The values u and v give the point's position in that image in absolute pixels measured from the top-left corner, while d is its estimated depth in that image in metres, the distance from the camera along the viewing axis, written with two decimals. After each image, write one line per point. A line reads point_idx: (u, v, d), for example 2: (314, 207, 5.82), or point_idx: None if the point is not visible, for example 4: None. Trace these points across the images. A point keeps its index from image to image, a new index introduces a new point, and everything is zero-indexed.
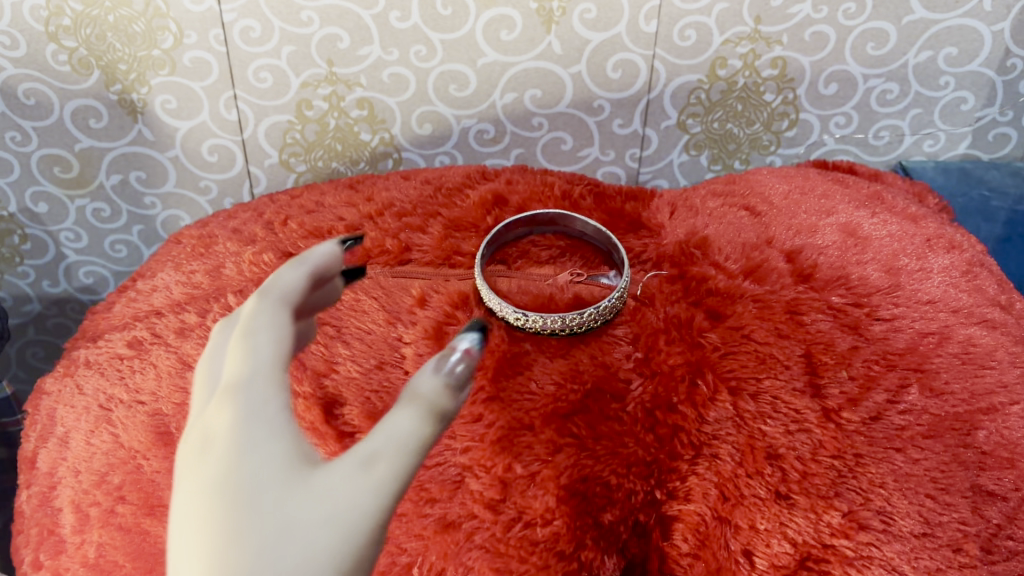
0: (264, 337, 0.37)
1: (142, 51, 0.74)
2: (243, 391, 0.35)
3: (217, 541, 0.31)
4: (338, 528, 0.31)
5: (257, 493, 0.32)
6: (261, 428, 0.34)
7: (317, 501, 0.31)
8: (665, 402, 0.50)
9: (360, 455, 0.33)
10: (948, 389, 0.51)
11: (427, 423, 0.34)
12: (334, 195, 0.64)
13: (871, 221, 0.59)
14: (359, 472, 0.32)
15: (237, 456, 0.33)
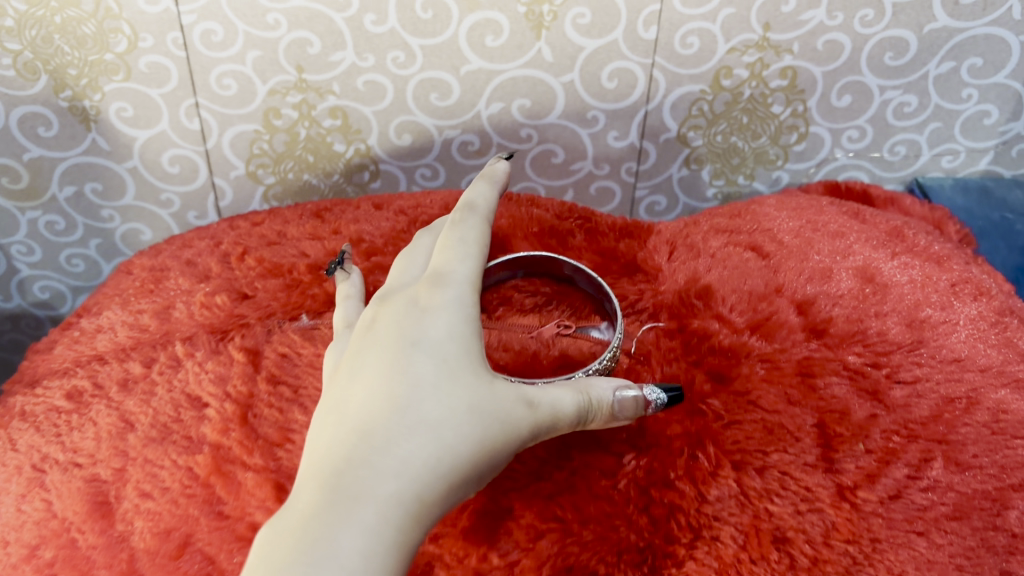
0: (463, 253, 0.46)
1: (93, 55, 0.68)
2: (464, 279, 0.45)
3: (400, 392, 0.39)
4: (485, 454, 0.38)
5: (446, 371, 0.40)
6: (459, 321, 0.42)
7: (478, 414, 0.39)
8: (661, 478, 0.44)
9: (531, 392, 0.40)
10: (976, 463, 0.46)
11: (581, 412, 0.41)
12: (298, 226, 0.58)
13: (890, 265, 0.54)
14: (519, 408, 0.40)
15: (445, 336, 0.41)
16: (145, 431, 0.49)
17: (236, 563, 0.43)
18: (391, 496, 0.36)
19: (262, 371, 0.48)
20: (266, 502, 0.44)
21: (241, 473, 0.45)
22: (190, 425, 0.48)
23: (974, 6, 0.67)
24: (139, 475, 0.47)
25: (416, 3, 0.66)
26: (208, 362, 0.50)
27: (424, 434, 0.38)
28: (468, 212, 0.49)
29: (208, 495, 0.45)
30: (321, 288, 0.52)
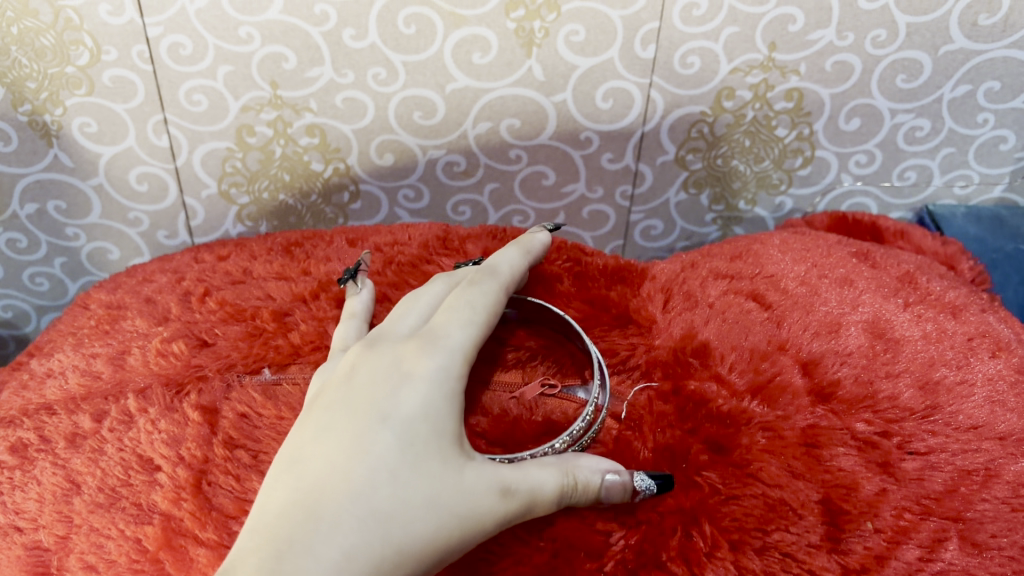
0: (463, 320, 0.40)
1: (53, 68, 0.64)
2: (456, 346, 0.39)
3: (358, 470, 0.34)
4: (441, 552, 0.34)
5: (415, 457, 0.35)
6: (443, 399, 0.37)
7: (442, 507, 0.34)
8: (651, 560, 0.41)
9: (508, 479, 0.35)
10: (994, 544, 0.42)
11: (560, 494, 0.36)
12: (265, 263, 0.54)
13: (903, 317, 0.50)
14: (492, 500, 0.35)
15: (421, 415, 0.36)
16: (92, 496, 0.45)
17: None
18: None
19: (219, 434, 0.44)
20: None
21: (191, 550, 0.41)
22: (139, 492, 0.44)
23: (992, 28, 0.63)
24: (83, 545, 0.43)
25: (398, 18, 0.62)
26: (161, 419, 0.46)
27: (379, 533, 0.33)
28: (491, 275, 0.45)
29: (156, 571, 0.41)
30: (285, 339, 0.48)
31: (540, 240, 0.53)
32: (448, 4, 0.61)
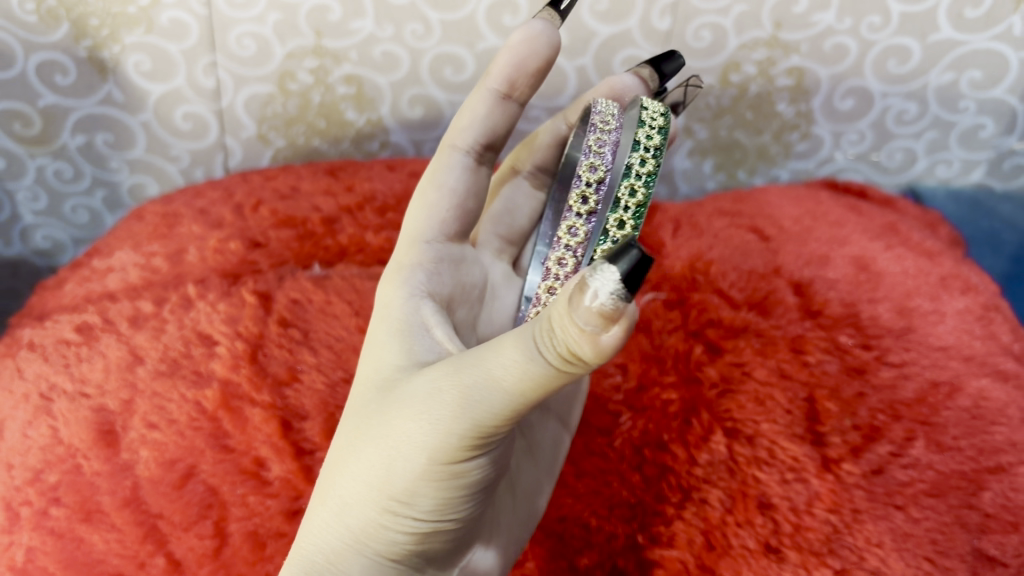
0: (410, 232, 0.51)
1: (116, 7, 0.69)
2: (414, 240, 0.51)
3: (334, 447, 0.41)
4: (401, 479, 0.36)
5: (371, 414, 0.40)
6: (395, 349, 0.42)
7: (385, 443, 0.37)
8: (655, 440, 0.48)
9: (441, 388, 0.35)
10: (955, 445, 0.48)
11: (513, 355, 0.32)
12: (311, 181, 0.60)
13: (886, 255, 0.56)
14: (423, 416, 0.35)
15: (371, 375, 0.42)
16: (154, 365, 0.50)
17: (239, 495, 0.45)
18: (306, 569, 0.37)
19: (273, 314, 0.50)
20: (272, 437, 0.45)
21: (248, 409, 0.46)
22: (199, 362, 0.49)
23: (977, 20, 0.69)
24: (146, 407, 0.48)
25: None
26: (220, 303, 0.51)
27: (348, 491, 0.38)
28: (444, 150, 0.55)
29: (213, 428, 0.47)
30: (334, 240, 0.55)
31: (518, 40, 0.51)
32: None
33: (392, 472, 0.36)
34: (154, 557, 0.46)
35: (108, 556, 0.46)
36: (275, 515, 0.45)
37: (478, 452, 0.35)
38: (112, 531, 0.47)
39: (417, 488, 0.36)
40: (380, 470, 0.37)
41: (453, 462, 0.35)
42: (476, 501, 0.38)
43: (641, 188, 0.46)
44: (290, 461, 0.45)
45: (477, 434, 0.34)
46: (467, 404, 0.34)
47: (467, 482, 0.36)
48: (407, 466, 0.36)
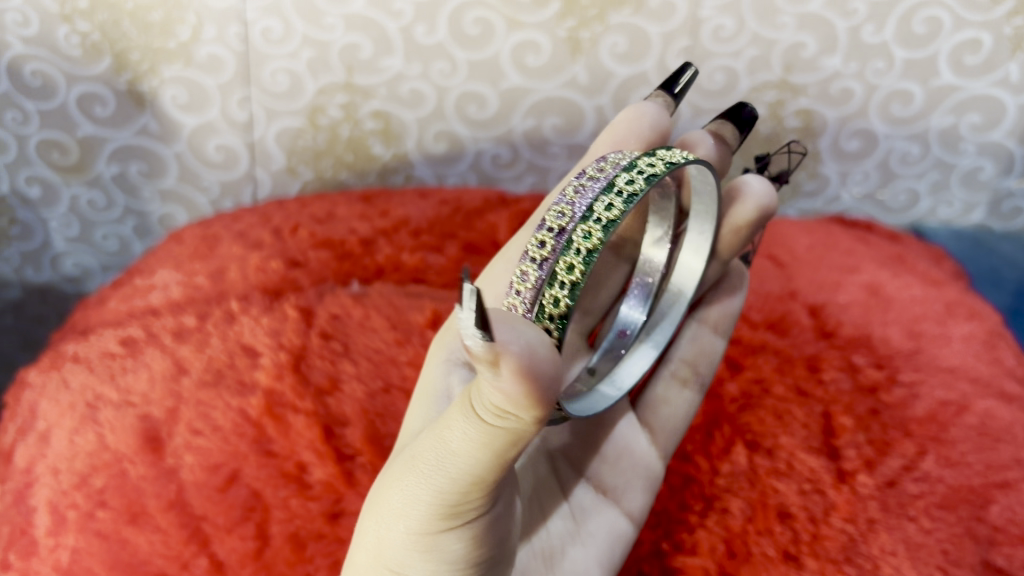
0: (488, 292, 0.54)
1: (157, 42, 0.72)
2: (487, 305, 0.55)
3: None
4: (390, 553, 0.36)
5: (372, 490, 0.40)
6: (421, 415, 0.45)
7: (371, 517, 0.37)
8: (680, 451, 0.51)
9: (413, 455, 0.35)
10: (964, 460, 0.50)
11: (462, 418, 0.32)
12: (346, 207, 0.63)
13: (894, 282, 0.59)
14: (399, 487, 0.35)
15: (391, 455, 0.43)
16: (199, 375, 0.52)
17: (281, 497, 0.47)
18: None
19: (315, 327, 0.53)
20: (315, 442, 0.48)
21: (291, 415, 0.49)
22: (243, 372, 0.51)
23: (976, 66, 0.73)
24: (191, 414, 0.50)
25: (465, 19, 0.71)
26: (263, 317, 0.54)
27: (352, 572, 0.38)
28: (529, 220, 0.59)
29: (257, 434, 0.49)
30: (372, 259, 0.59)
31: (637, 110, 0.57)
32: (510, 10, 0.71)
33: (383, 547, 0.36)
34: (197, 557, 0.47)
35: (153, 557, 0.48)
36: (316, 516, 0.47)
37: (458, 522, 0.34)
38: (156, 532, 0.48)
39: (407, 560, 0.36)
40: (371, 543, 0.37)
41: (434, 532, 0.35)
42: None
43: (597, 233, 0.42)
44: (333, 464, 0.47)
45: (448, 504, 0.33)
46: (431, 473, 0.33)
47: (454, 557, 0.35)
48: (390, 538, 0.36)
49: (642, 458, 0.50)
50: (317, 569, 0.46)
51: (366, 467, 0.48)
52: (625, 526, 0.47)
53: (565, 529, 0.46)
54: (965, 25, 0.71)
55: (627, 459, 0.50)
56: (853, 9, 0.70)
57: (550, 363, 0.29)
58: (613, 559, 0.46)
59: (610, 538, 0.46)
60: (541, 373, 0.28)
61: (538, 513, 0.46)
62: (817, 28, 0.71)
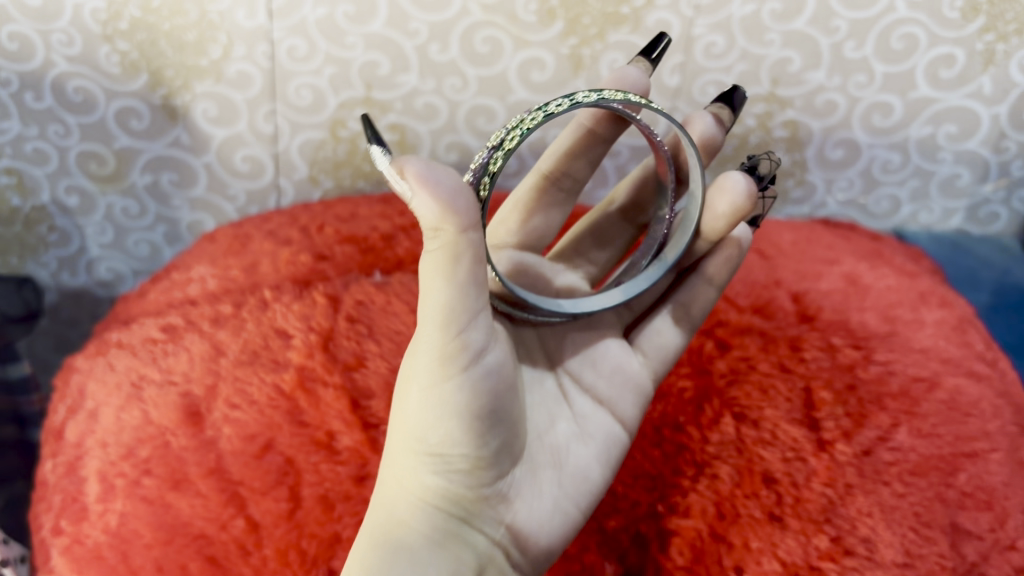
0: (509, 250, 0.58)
1: (190, 60, 0.78)
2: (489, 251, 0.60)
3: None
4: (412, 420, 0.45)
5: None
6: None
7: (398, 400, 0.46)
8: (673, 422, 0.56)
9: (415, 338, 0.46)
10: (934, 432, 0.55)
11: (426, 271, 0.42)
12: (368, 208, 0.69)
13: (871, 273, 0.65)
14: (411, 365, 0.45)
15: None
16: (236, 356, 0.57)
17: (313, 462, 0.52)
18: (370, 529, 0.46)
19: (342, 311, 0.58)
20: (343, 412, 0.53)
21: (321, 389, 0.54)
22: (276, 352, 0.57)
23: (951, 80, 0.79)
24: (228, 390, 0.55)
25: (476, 38, 0.77)
26: (294, 304, 0.59)
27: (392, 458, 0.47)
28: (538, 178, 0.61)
29: (290, 406, 0.54)
30: (393, 252, 0.64)
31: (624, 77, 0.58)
32: (517, 29, 0.76)
33: (409, 418, 0.45)
34: (234, 519, 0.52)
35: (194, 520, 0.53)
36: (344, 480, 0.52)
37: (455, 372, 0.43)
38: (197, 497, 0.53)
39: (419, 421, 0.45)
40: (398, 421, 0.46)
41: (433, 385, 0.43)
42: (486, 435, 0.45)
43: None
44: (360, 432, 0.53)
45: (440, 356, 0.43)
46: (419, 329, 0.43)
47: (456, 405, 0.44)
48: (407, 406, 0.45)
49: (633, 372, 0.56)
50: (344, 527, 0.51)
51: (388, 434, 0.53)
52: (618, 431, 0.53)
53: (569, 430, 0.52)
54: (939, 41, 0.76)
55: (619, 373, 0.55)
56: (835, 27, 0.76)
57: (460, 192, 0.39)
58: (611, 460, 0.52)
59: (608, 442, 0.52)
60: (453, 194, 0.38)
61: (546, 415, 0.52)
62: (802, 45, 0.77)
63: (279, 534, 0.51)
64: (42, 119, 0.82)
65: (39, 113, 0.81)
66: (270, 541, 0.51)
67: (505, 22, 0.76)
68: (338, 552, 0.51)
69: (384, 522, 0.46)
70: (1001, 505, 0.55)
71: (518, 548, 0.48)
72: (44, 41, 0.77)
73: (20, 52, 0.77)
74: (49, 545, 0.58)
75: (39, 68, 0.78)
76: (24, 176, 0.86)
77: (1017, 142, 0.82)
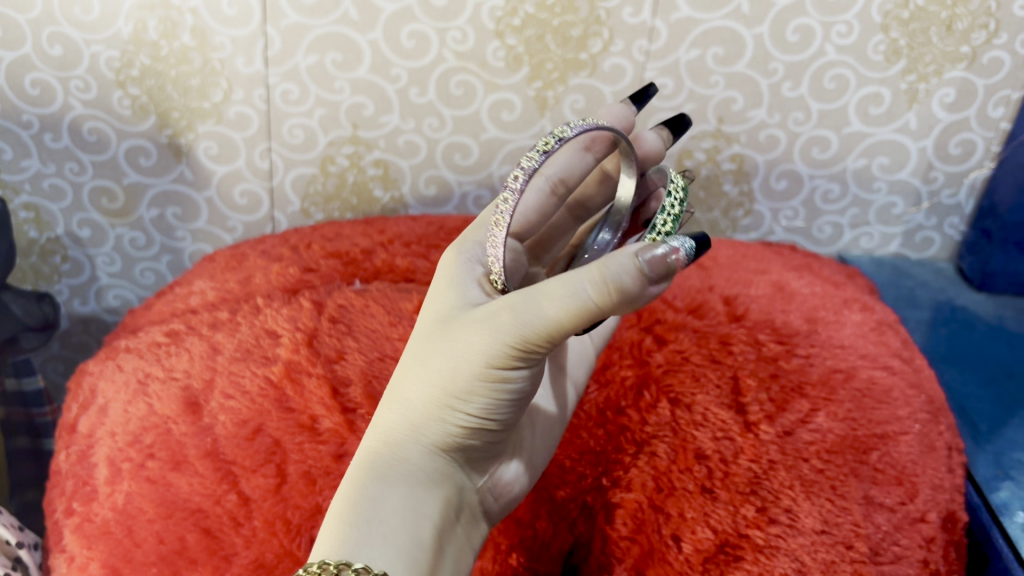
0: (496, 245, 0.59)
1: (194, 103, 0.86)
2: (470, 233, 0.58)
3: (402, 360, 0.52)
4: (458, 381, 0.47)
5: (433, 330, 0.50)
6: (441, 280, 0.55)
7: (450, 353, 0.48)
8: (615, 405, 0.62)
9: (496, 312, 0.46)
10: (850, 415, 0.63)
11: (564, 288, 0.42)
12: (350, 229, 0.80)
13: (797, 281, 0.75)
14: (481, 333, 0.46)
15: (434, 309, 0.53)
16: (231, 353, 0.65)
17: (297, 443, 0.59)
18: (374, 453, 0.48)
19: (325, 313, 0.67)
20: (325, 398, 0.60)
21: (305, 378, 0.61)
22: (267, 349, 0.64)
23: (880, 116, 0.88)
24: (224, 382, 0.63)
25: (451, 82, 0.86)
26: (283, 308, 0.68)
27: (410, 390, 0.49)
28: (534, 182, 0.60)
29: (278, 394, 0.61)
30: (371, 264, 0.74)
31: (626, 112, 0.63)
32: (488, 74, 0.85)
33: (455, 378, 0.47)
34: (228, 493, 0.58)
35: (192, 496, 0.59)
36: (325, 456, 0.58)
37: (520, 365, 0.46)
38: (195, 475, 0.59)
39: (471, 389, 0.47)
40: (444, 373, 0.48)
41: (500, 371, 0.46)
42: (511, 410, 0.49)
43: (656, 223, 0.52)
44: (339, 414, 0.59)
45: (520, 351, 0.45)
46: (516, 325, 0.44)
47: (506, 386, 0.47)
48: (462, 368, 0.47)
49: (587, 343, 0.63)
50: (326, 498, 0.57)
51: (365, 417, 0.60)
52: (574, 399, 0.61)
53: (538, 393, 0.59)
54: (867, 81, 0.85)
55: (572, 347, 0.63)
56: (772, 69, 0.84)
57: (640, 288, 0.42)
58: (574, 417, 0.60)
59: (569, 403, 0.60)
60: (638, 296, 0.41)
61: None
62: (744, 86, 0.86)
63: (267, 507, 0.57)
64: (59, 157, 0.90)
65: (56, 153, 0.90)
66: (258, 514, 0.57)
67: (477, 68, 0.85)
68: (319, 522, 0.57)
69: (389, 452, 0.48)
70: (911, 482, 0.61)
71: (489, 497, 0.53)
72: (63, 86, 0.85)
73: (41, 97, 0.86)
74: (61, 525, 0.65)
75: (58, 111, 0.87)
76: (41, 211, 0.94)
77: (943, 172, 0.91)
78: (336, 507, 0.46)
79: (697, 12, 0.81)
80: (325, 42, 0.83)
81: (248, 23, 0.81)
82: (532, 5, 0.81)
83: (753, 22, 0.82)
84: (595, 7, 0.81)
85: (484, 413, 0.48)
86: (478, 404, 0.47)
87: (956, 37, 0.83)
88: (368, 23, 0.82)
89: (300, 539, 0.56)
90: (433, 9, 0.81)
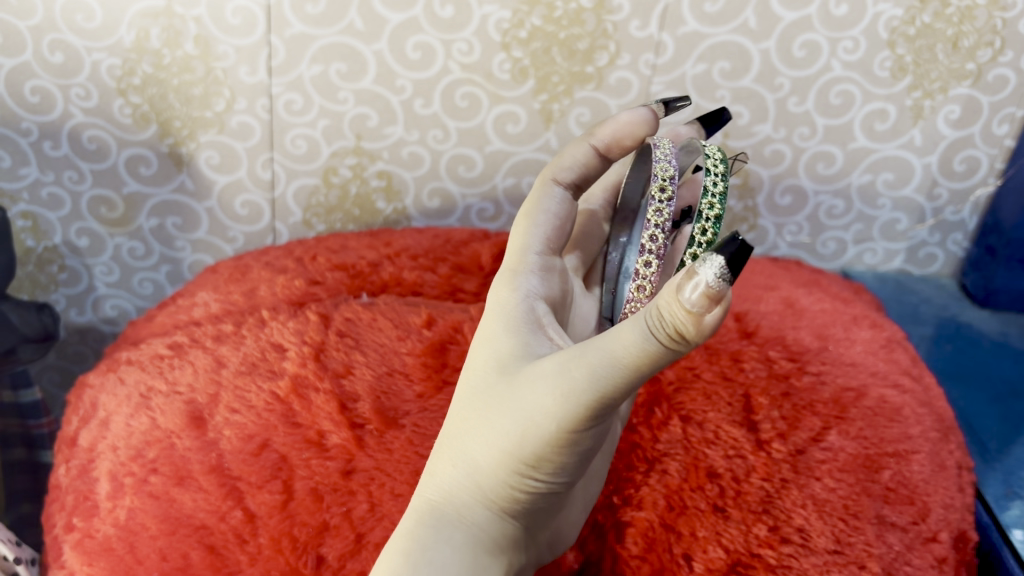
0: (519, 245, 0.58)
1: (196, 112, 0.86)
2: (519, 263, 0.56)
3: (459, 416, 0.50)
4: (526, 446, 0.45)
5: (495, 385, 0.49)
6: (499, 326, 0.52)
7: (516, 417, 0.46)
8: (626, 423, 0.62)
9: (558, 373, 0.44)
10: (862, 434, 0.62)
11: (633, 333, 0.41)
12: (356, 241, 0.80)
13: (806, 298, 0.76)
14: (547, 396, 0.44)
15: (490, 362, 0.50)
16: (237, 367, 0.64)
17: (304, 458, 0.58)
18: (439, 515, 0.48)
19: (332, 327, 0.66)
20: (332, 414, 0.59)
21: (312, 393, 0.60)
22: (273, 362, 0.64)
23: (885, 132, 0.87)
24: (229, 397, 0.62)
25: (456, 94, 0.85)
26: (289, 321, 0.67)
27: (476, 454, 0.48)
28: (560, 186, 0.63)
29: (285, 409, 0.60)
30: (378, 276, 0.74)
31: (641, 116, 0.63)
32: (493, 86, 0.85)
33: (519, 441, 0.46)
34: (233, 510, 0.57)
35: (196, 512, 0.58)
36: (333, 472, 0.57)
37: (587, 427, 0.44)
38: (199, 491, 0.58)
39: (541, 458, 0.45)
40: (511, 439, 0.46)
41: (568, 435, 0.44)
42: (578, 467, 0.47)
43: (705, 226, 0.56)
44: (347, 430, 0.58)
45: (591, 412, 0.43)
46: (584, 388, 0.43)
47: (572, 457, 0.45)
48: (531, 435, 0.45)
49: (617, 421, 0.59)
50: (333, 516, 0.56)
51: (373, 433, 0.59)
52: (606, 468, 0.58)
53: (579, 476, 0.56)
54: (872, 97, 0.85)
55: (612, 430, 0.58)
56: (778, 84, 0.84)
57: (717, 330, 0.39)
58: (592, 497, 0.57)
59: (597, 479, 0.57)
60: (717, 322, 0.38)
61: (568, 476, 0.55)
62: (750, 100, 0.85)
63: (273, 524, 0.56)
64: (58, 166, 0.89)
65: (55, 161, 0.89)
66: (264, 531, 0.56)
67: (482, 80, 0.84)
68: (326, 539, 0.55)
69: (454, 513, 0.48)
70: (923, 501, 0.61)
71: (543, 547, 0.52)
72: (63, 94, 0.84)
73: (40, 105, 0.85)
74: (61, 541, 0.64)
75: (57, 119, 0.86)
76: (38, 219, 0.93)
77: (947, 189, 0.91)
78: (395, 561, 0.46)
79: (704, 26, 0.81)
80: (329, 52, 0.82)
81: (252, 33, 0.81)
82: (539, 18, 0.81)
83: (760, 37, 0.81)
84: (602, 20, 0.80)
85: (545, 478, 0.46)
86: (543, 467, 0.46)
87: (962, 54, 0.83)
88: (373, 34, 0.81)
89: (306, 557, 0.55)
90: (439, 20, 0.81)
